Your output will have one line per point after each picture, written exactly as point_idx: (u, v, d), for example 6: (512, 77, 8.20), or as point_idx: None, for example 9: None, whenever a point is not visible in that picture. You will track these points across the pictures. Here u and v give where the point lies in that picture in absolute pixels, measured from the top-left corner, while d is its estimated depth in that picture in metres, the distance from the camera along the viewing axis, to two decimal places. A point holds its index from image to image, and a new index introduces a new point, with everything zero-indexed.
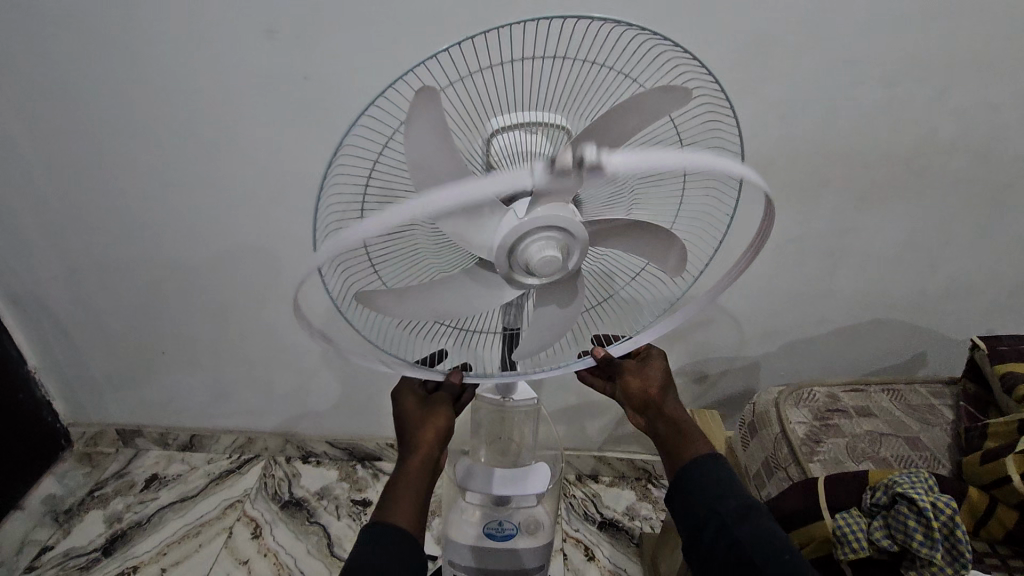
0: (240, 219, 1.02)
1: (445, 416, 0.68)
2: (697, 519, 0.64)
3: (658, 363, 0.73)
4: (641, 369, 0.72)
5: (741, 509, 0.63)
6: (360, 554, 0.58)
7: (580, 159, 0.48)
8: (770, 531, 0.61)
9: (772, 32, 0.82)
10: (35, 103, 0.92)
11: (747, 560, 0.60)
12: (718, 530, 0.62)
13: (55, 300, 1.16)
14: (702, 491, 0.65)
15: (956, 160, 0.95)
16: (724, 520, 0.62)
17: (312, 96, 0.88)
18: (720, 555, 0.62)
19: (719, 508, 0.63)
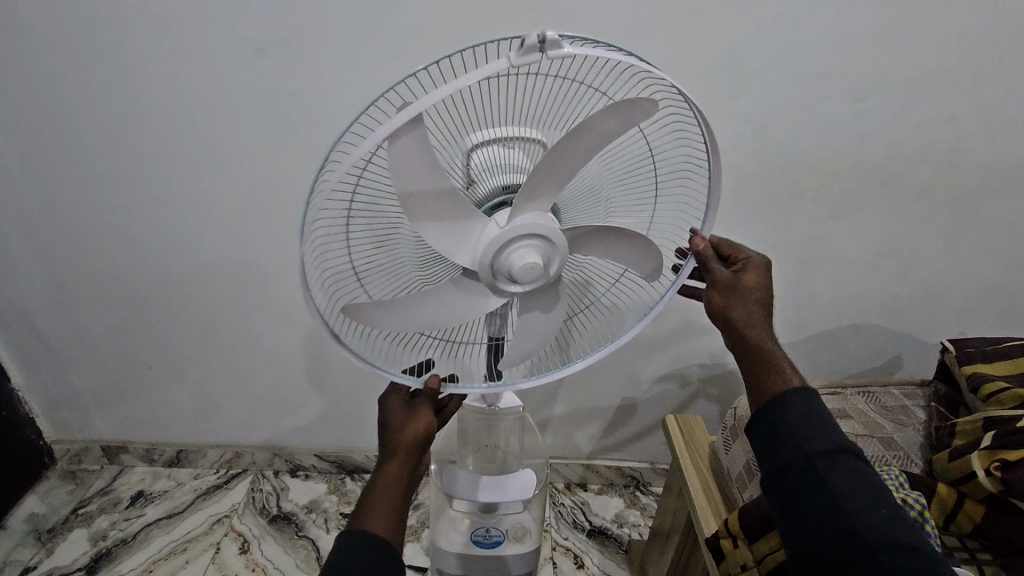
0: (227, 233, 1.03)
1: (426, 424, 0.67)
2: (780, 461, 0.58)
3: (757, 276, 0.63)
4: (736, 281, 0.63)
5: (830, 453, 0.56)
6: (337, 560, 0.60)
7: (543, 38, 0.47)
8: (866, 479, 0.55)
9: (742, 49, 0.86)
10: (21, 120, 0.93)
11: (840, 508, 0.54)
12: (805, 470, 0.57)
13: (39, 316, 1.16)
14: (790, 429, 0.59)
15: (921, 170, 0.99)
16: (812, 462, 0.56)
17: (299, 112, 0.90)
18: (807, 496, 0.56)
19: (805, 447, 0.57)
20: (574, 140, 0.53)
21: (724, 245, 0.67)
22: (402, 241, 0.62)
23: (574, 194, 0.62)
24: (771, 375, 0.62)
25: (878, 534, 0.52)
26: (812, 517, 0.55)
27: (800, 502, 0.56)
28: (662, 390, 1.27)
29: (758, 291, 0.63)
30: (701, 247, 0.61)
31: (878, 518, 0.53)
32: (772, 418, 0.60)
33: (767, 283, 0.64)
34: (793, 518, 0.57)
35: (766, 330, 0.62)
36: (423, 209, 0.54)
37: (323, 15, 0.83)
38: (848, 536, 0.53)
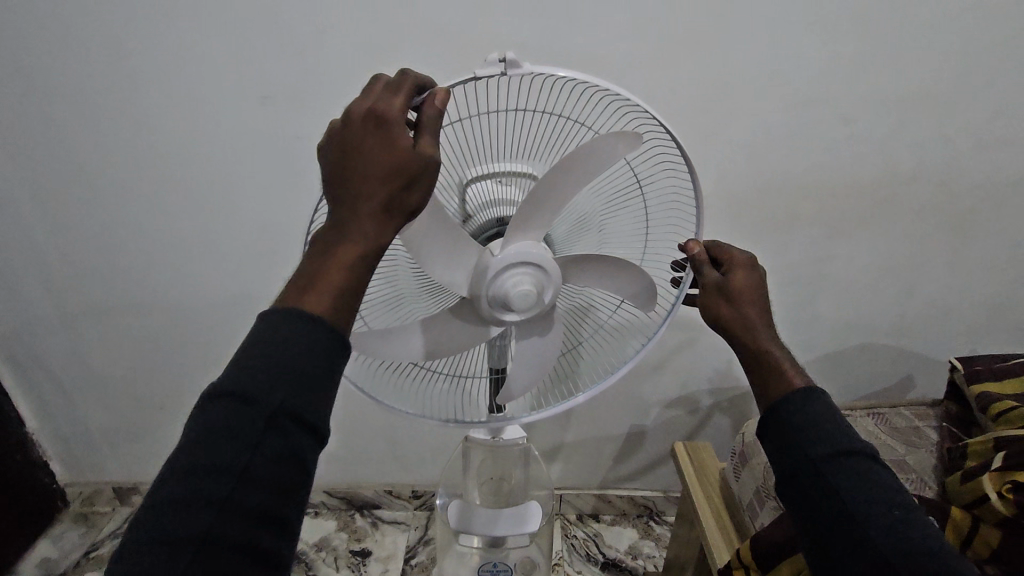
0: (236, 273, 1.06)
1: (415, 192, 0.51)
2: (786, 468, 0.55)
3: (749, 276, 0.63)
4: (725, 282, 0.63)
5: (836, 455, 0.52)
6: (245, 364, 0.44)
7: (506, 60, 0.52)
8: (874, 481, 0.51)
9: (730, 80, 0.89)
10: (39, 172, 0.97)
11: (847, 514, 0.50)
12: (810, 473, 0.53)
13: (55, 359, 1.19)
14: (794, 429, 0.55)
15: (918, 189, 1.00)
16: (815, 464, 0.52)
17: (303, 154, 0.94)
18: (814, 501, 0.52)
19: (809, 452, 0.53)
20: (561, 175, 0.54)
21: (714, 249, 0.67)
22: (400, 273, 0.63)
23: (567, 224, 0.63)
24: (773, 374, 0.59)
25: (890, 539, 0.48)
26: (821, 526, 0.51)
27: (808, 511, 0.52)
28: (670, 416, 1.26)
29: (752, 293, 0.62)
30: (695, 253, 0.64)
31: (891, 523, 0.49)
32: (778, 420, 0.56)
33: (757, 283, 0.63)
34: (806, 522, 0.53)
35: (766, 331, 0.60)
36: (422, 238, 0.55)
37: (325, 64, 0.87)
38: (861, 548, 0.49)
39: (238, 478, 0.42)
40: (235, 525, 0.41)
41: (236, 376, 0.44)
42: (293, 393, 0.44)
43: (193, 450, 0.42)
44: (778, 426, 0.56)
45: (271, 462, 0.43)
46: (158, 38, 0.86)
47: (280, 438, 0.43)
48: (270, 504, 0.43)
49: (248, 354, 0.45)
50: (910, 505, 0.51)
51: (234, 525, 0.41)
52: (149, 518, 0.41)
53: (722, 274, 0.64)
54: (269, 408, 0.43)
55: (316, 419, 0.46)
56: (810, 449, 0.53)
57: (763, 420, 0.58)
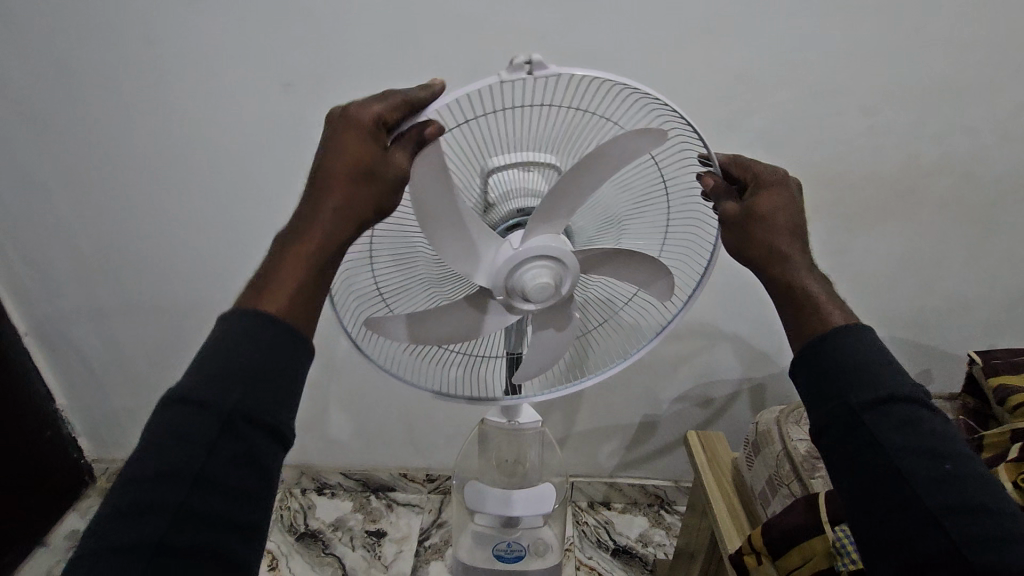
0: (258, 258, 1.08)
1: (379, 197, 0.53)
2: (823, 417, 0.53)
3: (773, 203, 0.59)
4: (748, 212, 0.59)
5: (879, 403, 0.51)
6: (199, 377, 0.47)
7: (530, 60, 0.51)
8: (925, 430, 0.50)
9: (750, 70, 0.88)
10: (71, 157, 1.00)
11: (897, 471, 0.49)
12: (852, 422, 0.51)
13: (84, 340, 1.23)
14: (834, 376, 0.53)
15: (939, 181, 0.99)
16: (858, 414, 0.51)
17: (325, 141, 0.95)
18: (855, 453, 0.51)
19: (851, 401, 0.52)
20: (584, 171, 0.54)
21: (733, 169, 0.62)
22: (422, 261, 0.63)
23: (587, 218, 0.62)
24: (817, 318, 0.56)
25: (939, 499, 0.48)
26: (866, 483, 0.50)
27: (852, 468, 0.51)
28: (682, 407, 1.26)
29: (780, 215, 0.59)
30: (710, 184, 0.60)
31: (937, 473, 0.48)
32: (818, 366, 0.54)
33: (785, 201, 0.60)
34: (843, 473, 0.52)
35: (794, 265, 0.58)
36: (442, 234, 0.56)
37: (349, 52, 0.88)
38: (912, 506, 0.48)
39: (194, 484, 0.45)
40: (196, 529, 0.44)
41: (192, 390, 0.47)
42: (243, 403, 0.47)
43: (151, 458, 0.45)
44: (816, 372, 0.54)
45: (228, 466, 0.46)
46: (187, 27, 0.88)
47: (234, 443, 0.46)
48: (229, 509, 0.46)
49: (204, 365, 0.48)
50: (962, 456, 0.50)
51: (189, 532, 0.44)
52: (111, 525, 0.44)
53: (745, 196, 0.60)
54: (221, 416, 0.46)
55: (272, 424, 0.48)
56: (855, 398, 0.52)
57: (801, 367, 0.56)
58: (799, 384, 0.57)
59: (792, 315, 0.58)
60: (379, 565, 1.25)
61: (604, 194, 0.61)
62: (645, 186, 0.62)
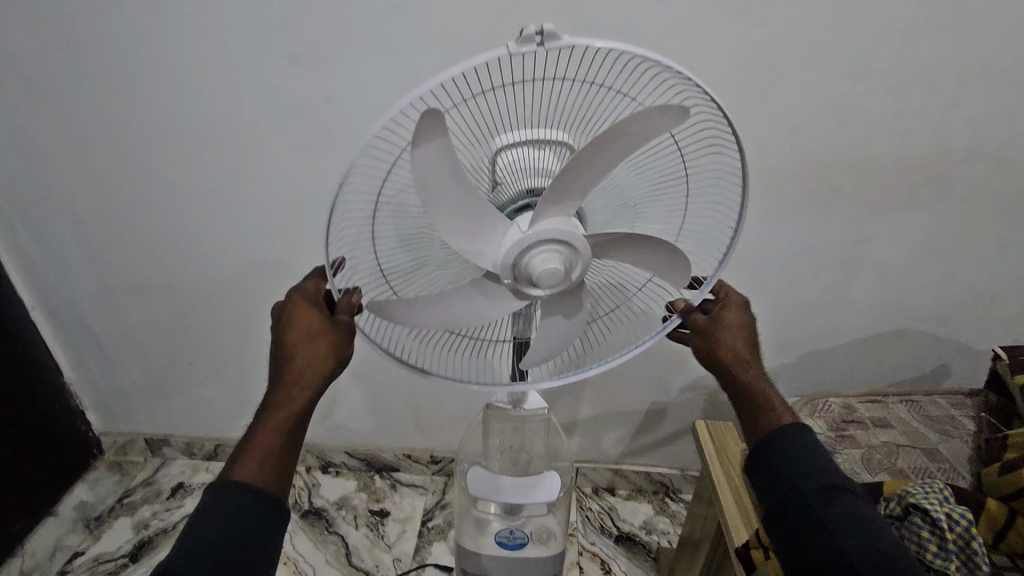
0: (263, 235, 1.07)
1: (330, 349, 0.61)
2: (778, 501, 0.60)
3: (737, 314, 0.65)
4: (715, 321, 0.63)
5: (824, 489, 0.58)
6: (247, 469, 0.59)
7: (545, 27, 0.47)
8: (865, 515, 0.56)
9: (776, 47, 0.84)
10: (73, 128, 0.98)
11: (841, 551, 0.55)
12: (802, 505, 0.58)
13: (90, 314, 1.22)
14: (785, 464, 0.60)
15: (971, 168, 0.94)
16: (807, 500, 0.58)
17: (331, 116, 0.92)
18: (805, 533, 0.57)
19: (801, 486, 0.58)
20: (600, 150, 0.51)
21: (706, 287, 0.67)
22: (427, 241, 0.60)
23: (602, 200, 0.59)
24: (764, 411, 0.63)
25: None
26: (813, 560, 0.56)
27: (802, 548, 0.57)
28: (691, 396, 1.24)
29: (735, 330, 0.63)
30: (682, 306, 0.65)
31: (875, 552, 0.54)
32: (771, 455, 0.61)
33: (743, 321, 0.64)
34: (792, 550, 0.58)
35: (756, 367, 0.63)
36: (446, 213, 0.53)
37: (356, 21, 0.84)
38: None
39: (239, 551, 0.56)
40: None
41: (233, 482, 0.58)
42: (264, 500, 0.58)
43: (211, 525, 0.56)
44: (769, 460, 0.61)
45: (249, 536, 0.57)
46: None
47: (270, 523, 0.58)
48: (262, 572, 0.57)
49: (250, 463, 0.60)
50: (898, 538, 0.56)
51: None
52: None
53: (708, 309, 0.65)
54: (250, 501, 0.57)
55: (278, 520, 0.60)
56: (805, 487, 0.58)
57: (756, 457, 0.63)
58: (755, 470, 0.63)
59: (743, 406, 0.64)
60: (381, 545, 1.26)
61: (621, 175, 0.58)
62: (663, 168, 0.59)
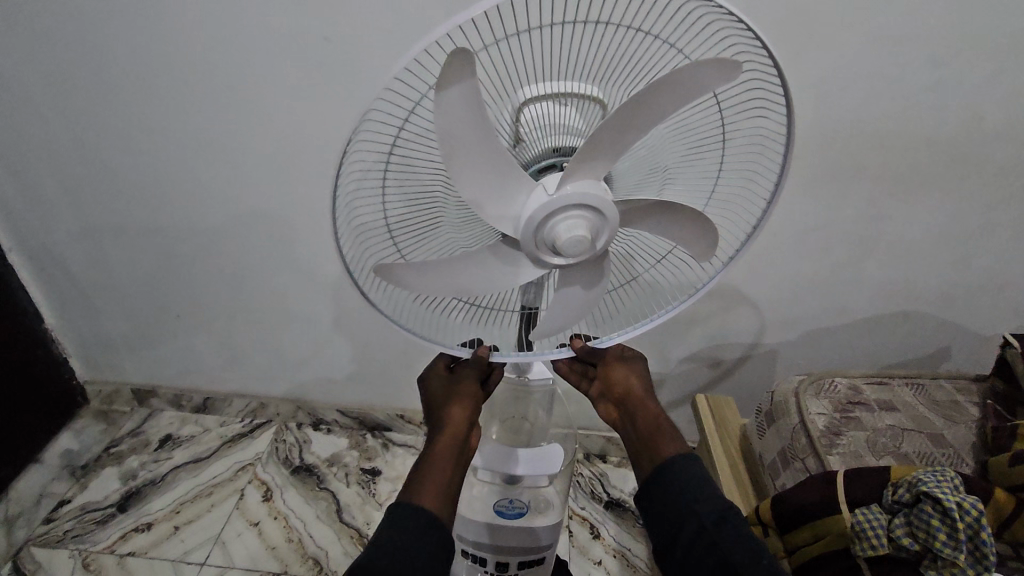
0: (255, 184, 1.01)
1: (472, 397, 0.69)
2: (670, 523, 0.61)
3: (639, 360, 0.73)
4: (621, 359, 0.72)
5: (718, 511, 0.60)
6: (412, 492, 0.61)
7: None
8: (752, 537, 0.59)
9: (817, 5, 0.78)
10: (48, 56, 0.90)
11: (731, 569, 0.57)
12: (699, 530, 0.59)
13: (72, 258, 1.16)
14: (681, 486, 0.62)
15: (1003, 148, 0.90)
16: (703, 524, 0.59)
17: (332, 57, 0.85)
18: (699, 558, 0.59)
19: (697, 512, 0.60)
20: (639, 107, 0.46)
21: None
22: (442, 202, 0.56)
23: (633, 161, 0.55)
24: (657, 444, 0.66)
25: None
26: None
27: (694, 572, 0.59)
28: (691, 368, 1.23)
29: (632, 374, 0.71)
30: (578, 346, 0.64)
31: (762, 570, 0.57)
32: (663, 485, 0.63)
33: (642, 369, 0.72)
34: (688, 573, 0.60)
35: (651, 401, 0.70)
36: (466, 167, 0.49)
37: None
38: None
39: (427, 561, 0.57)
40: None
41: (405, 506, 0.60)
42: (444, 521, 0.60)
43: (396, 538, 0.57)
44: (662, 489, 0.63)
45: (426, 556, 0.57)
46: None
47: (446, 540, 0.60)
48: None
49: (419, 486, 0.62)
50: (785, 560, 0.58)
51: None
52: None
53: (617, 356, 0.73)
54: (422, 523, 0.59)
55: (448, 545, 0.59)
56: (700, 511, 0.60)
57: (644, 492, 0.65)
58: (643, 495, 0.65)
59: (639, 437, 0.67)
60: (372, 502, 1.25)
61: (656, 137, 0.53)
62: (702, 130, 0.54)
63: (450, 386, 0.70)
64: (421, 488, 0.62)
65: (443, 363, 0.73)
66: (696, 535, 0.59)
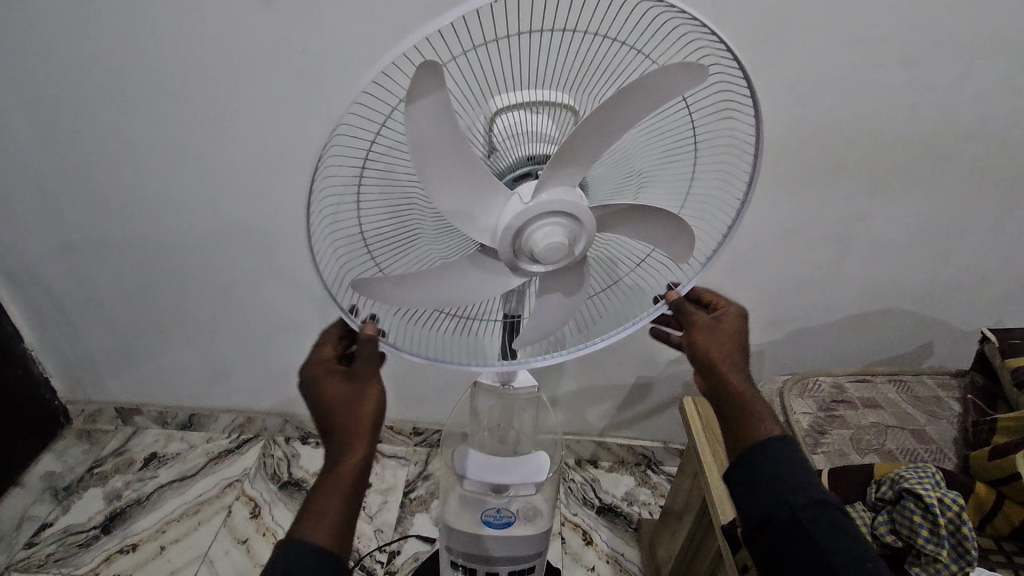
0: (236, 197, 1.00)
1: (374, 404, 0.58)
2: (762, 512, 0.57)
3: (735, 323, 0.62)
4: (712, 325, 0.62)
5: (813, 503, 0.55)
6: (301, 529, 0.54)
7: None
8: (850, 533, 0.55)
9: (789, 9, 0.79)
10: (22, 72, 0.89)
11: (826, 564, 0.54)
12: (791, 521, 0.55)
13: (51, 276, 1.15)
14: (776, 475, 0.57)
15: (975, 147, 0.92)
16: (795, 516, 0.55)
17: (311, 69, 0.85)
18: (791, 551, 0.55)
19: (791, 503, 0.56)
20: (610, 113, 0.46)
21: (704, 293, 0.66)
22: (420, 212, 0.56)
23: (608, 167, 0.55)
24: (756, 429, 0.59)
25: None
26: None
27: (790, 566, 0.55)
28: (678, 371, 1.24)
29: (736, 344, 0.61)
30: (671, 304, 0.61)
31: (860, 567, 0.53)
32: None
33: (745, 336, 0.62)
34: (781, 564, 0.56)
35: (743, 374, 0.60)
36: (440, 178, 0.49)
37: None
38: None
39: None
40: None
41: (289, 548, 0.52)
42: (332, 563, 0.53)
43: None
44: None
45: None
46: None
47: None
48: None
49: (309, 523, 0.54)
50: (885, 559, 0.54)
51: None
52: None
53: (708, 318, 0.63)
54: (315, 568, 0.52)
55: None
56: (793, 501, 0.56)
57: None
58: (733, 478, 0.60)
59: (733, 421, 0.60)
60: (363, 516, 1.24)
61: (630, 142, 0.54)
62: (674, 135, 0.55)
63: (347, 382, 0.59)
64: (311, 525, 0.54)
65: (328, 347, 0.62)
66: (791, 525, 0.55)
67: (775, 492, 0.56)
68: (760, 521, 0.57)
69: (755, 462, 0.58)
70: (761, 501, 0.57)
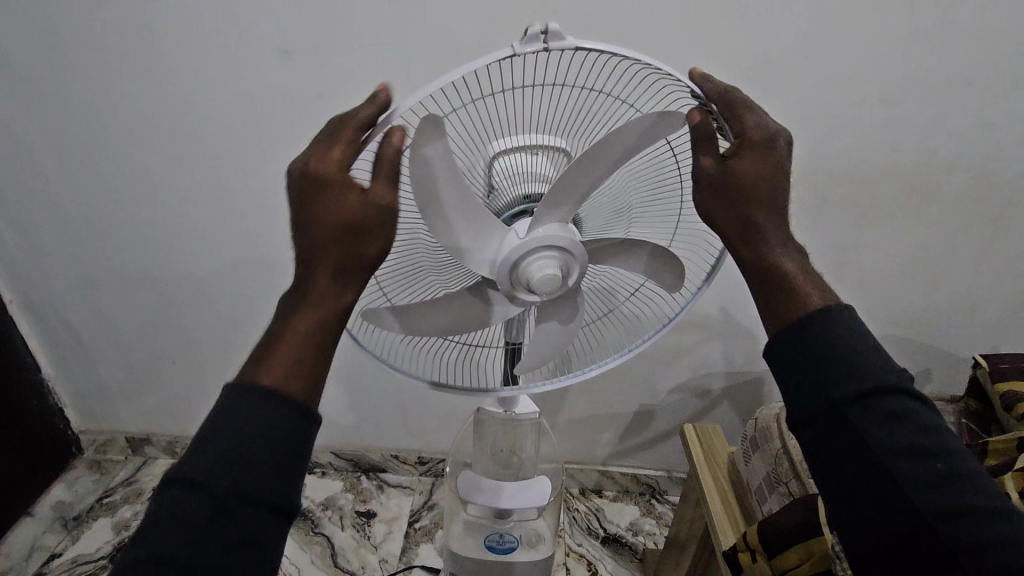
0: (251, 231, 1.05)
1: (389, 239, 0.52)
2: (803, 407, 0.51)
3: (752, 162, 0.52)
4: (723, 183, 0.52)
5: (862, 394, 0.49)
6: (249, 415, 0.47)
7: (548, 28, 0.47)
8: (910, 423, 0.48)
9: (769, 54, 0.85)
10: (57, 118, 0.96)
11: (881, 465, 0.47)
12: (834, 414, 0.49)
13: (71, 308, 1.19)
14: (820, 359, 0.50)
15: (956, 179, 0.96)
16: (837, 403, 0.49)
17: (324, 113, 0.91)
18: (836, 447, 0.49)
19: (834, 395, 0.49)
20: (600, 157, 0.51)
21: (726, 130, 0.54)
22: (423, 250, 0.59)
23: (598, 205, 0.59)
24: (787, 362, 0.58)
25: (953, 527, 0.45)
26: (853, 479, 0.48)
27: (837, 467, 0.49)
28: (679, 399, 1.25)
29: (768, 189, 0.52)
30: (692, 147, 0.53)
31: (925, 470, 0.47)
32: None
33: (772, 167, 0.52)
34: (830, 469, 0.50)
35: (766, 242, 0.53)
36: (442, 220, 0.53)
37: (351, 18, 0.84)
38: (901, 506, 0.46)
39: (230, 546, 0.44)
40: None
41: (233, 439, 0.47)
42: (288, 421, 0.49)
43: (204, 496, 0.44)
44: None
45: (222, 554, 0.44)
46: None
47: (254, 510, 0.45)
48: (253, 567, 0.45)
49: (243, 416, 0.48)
50: (950, 453, 0.48)
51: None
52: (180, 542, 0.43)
53: (726, 155, 0.52)
54: (220, 496, 0.44)
55: (263, 535, 0.46)
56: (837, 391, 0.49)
57: None
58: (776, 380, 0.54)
59: (757, 280, 0.54)
60: (367, 546, 1.24)
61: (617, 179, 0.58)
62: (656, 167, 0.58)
63: (357, 201, 0.49)
64: (285, 371, 0.50)
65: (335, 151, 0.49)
66: (834, 416, 0.49)
67: (823, 376, 0.50)
68: (807, 415, 0.51)
69: (807, 345, 0.51)
70: (797, 398, 0.52)
